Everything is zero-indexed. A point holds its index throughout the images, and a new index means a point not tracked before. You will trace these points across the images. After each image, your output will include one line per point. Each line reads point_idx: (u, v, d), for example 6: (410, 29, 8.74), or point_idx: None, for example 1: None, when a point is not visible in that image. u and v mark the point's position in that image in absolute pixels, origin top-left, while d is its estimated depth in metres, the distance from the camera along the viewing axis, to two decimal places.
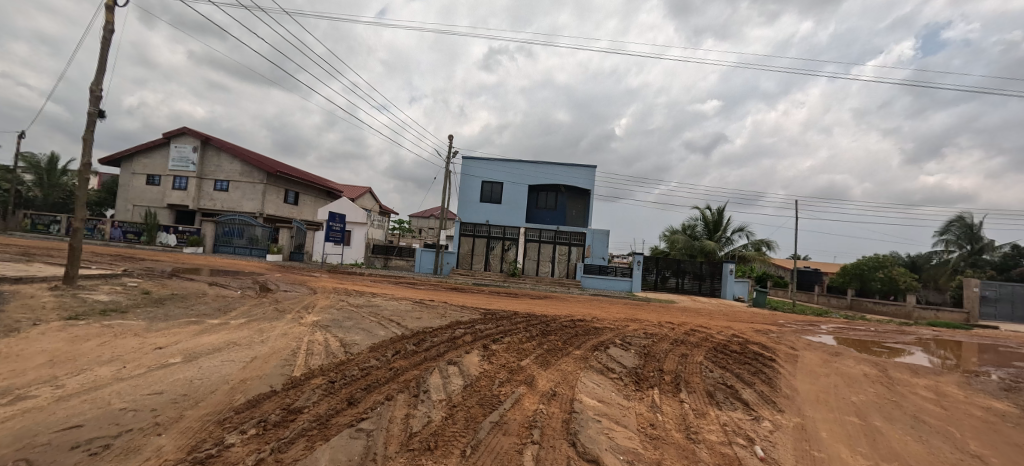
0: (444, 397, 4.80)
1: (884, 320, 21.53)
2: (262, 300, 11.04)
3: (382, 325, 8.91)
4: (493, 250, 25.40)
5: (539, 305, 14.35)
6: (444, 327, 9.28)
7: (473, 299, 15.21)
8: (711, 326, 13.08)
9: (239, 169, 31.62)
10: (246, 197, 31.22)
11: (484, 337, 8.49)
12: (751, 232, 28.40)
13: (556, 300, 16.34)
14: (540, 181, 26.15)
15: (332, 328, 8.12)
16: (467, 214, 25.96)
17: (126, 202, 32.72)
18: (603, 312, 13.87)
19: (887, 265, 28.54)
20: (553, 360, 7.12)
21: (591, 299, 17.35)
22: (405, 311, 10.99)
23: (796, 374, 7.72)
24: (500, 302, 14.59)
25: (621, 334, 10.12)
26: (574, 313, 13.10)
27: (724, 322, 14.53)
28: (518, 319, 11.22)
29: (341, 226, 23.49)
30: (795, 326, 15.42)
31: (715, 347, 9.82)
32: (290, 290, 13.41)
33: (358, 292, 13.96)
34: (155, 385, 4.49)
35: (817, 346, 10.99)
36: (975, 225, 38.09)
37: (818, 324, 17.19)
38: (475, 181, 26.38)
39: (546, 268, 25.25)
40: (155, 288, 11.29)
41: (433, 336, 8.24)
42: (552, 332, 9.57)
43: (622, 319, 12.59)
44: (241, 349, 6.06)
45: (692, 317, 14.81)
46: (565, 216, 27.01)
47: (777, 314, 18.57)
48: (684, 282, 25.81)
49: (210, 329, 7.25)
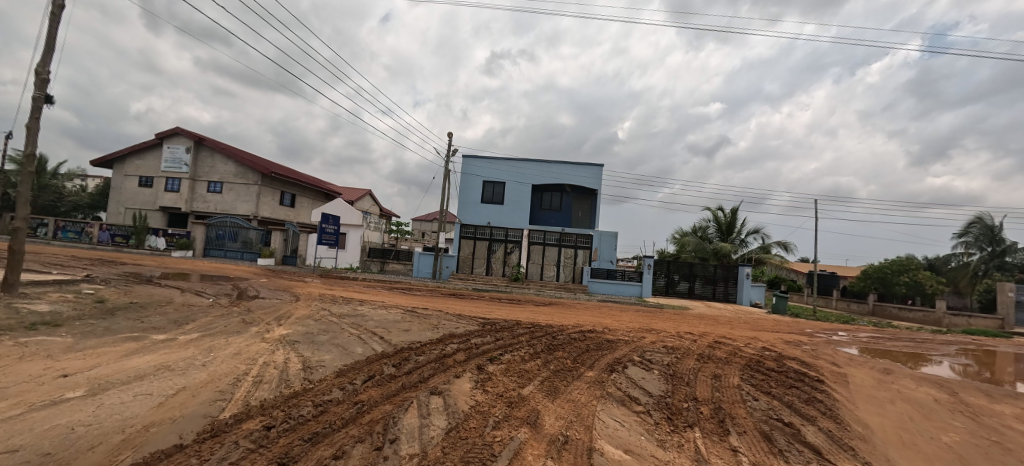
0: (417, 450, 3.55)
1: (915, 327, 20.00)
2: (233, 309, 9.78)
3: (363, 340, 7.65)
4: (495, 253, 24.08)
5: (544, 313, 13.06)
6: (434, 342, 7.98)
7: (471, 306, 13.89)
8: (738, 338, 11.71)
9: (233, 171, 30.58)
10: (240, 199, 30.17)
11: (481, 354, 7.19)
12: (766, 233, 26.98)
13: (562, 307, 14.99)
14: (544, 181, 24.89)
15: (300, 345, 6.85)
16: (468, 215, 24.76)
17: (118, 204, 31.75)
18: (616, 321, 12.52)
19: (912, 268, 26.99)
20: (562, 385, 5.84)
21: (601, 306, 16.00)
22: (393, 322, 9.70)
23: (856, 402, 6.38)
24: (501, 310, 13.28)
25: (640, 349, 8.80)
26: (584, 322, 11.78)
27: (749, 332, 13.14)
28: (520, 330, 9.92)
29: (335, 228, 22.33)
30: (825, 336, 14.02)
31: (749, 365, 8.47)
32: (269, 298, 12.18)
33: (346, 299, 12.72)
34: (15, 438, 3.27)
35: (862, 362, 9.63)
36: (997, 226, 36.41)
37: (848, 332, 15.76)
38: (476, 181, 25.18)
39: (550, 272, 23.91)
40: (114, 295, 10.05)
41: (419, 354, 6.96)
42: (561, 347, 8.27)
43: (638, 331, 11.25)
44: (169, 378, 4.81)
45: (713, 327, 13.43)
46: (570, 217, 25.74)
47: (803, 322, 17.13)
48: (697, 287, 24.41)
49: (148, 348, 6.02)
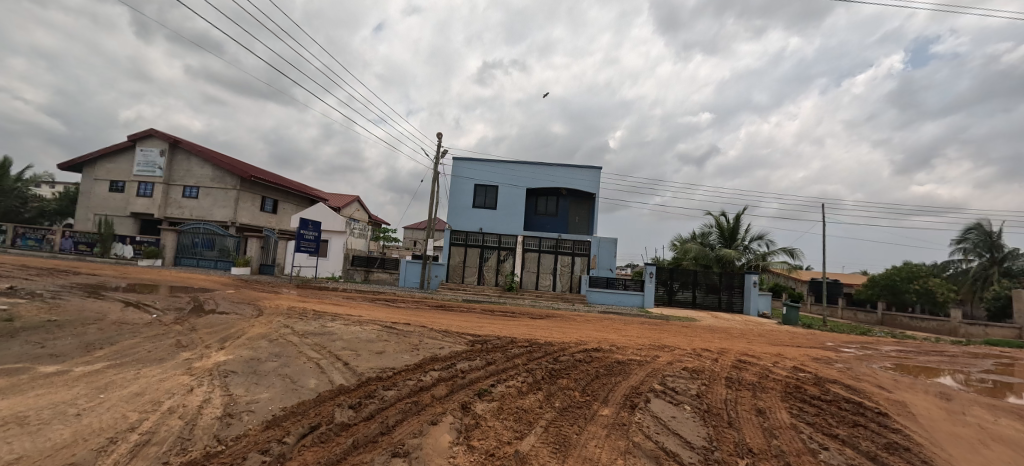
0: None
1: (933, 338, 18.87)
2: (176, 327, 8.24)
3: (321, 368, 6.13)
4: (488, 261, 22.74)
5: (542, 328, 11.61)
6: (412, 368, 6.50)
7: (460, 320, 12.39)
8: (763, 356, 10.32)
9: (210, 174, 28.94)
10: (217, 204, 28.52)
11: (468, 386, 5.72)
12: (771, 240, 25.79)
13: (562, 321, 13.53)
14: (539, 184, 23.57)
15: (235, 377, 5.34)
16: (459, 221, 23.31)
17: (87, 210, 29.95)
18: (622, 337, 11.13)
19: (922, 276, 25.90)
20: (574, 434, 4.41)
21: (603, 319, 14.55)
22: (365, 341, 8.19)
23: (945, 447, 5.05)
24: (492, 325, 11.82)
25: (659, 375, 7.38)
26: (587, 339, 10.36)
27: (770, 348, 11.79)
28: (516, 351, 8.45)
29: (315, 235, 20.77)
30: (853, 351, 12.73)
31: (789, 393, 7.08)
32: (228, 312, 10.61)
33: (317, 314, 11.17)
34: None
35: (914, 387, 8.33)
36: (995, 232, 35.70)
37: (873, 346, 14.50)
38: (468, 184, 23.73)
39: (546, 281, 22.56)
40: (31, 312, 8.41)
41: (389, 387, 5.48)
42: (566, 374, 6.82)
43: (649, 348, 9.86)
44: (9, 441, 3.33)
45: (730, 342, 12.07)
46: (567, 223, 24.39)
47: (820, 335, 15.86)
48: (701, 296, 23.10)
49: (22, 386, 4.52)
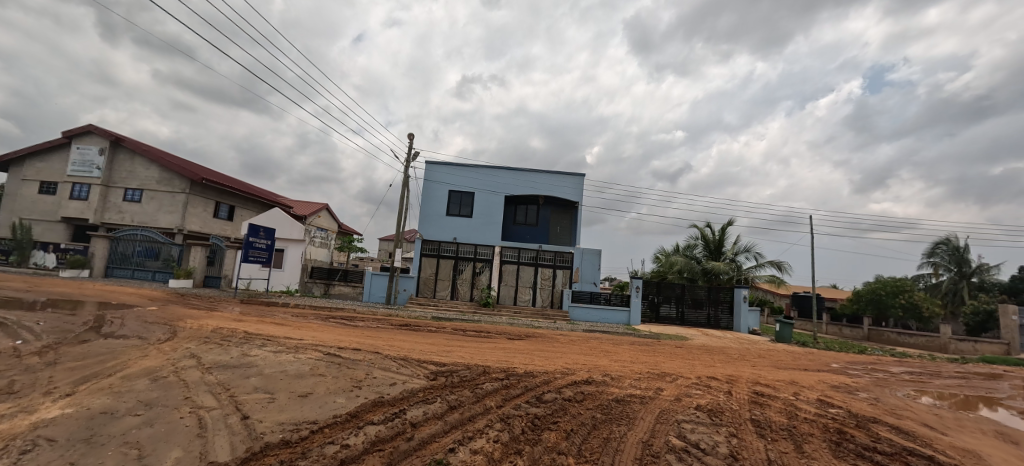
0: None
1: (929, 355, 17.99)
2: (31, 359, 6.16)
3: (200, 428, 4.23)
4: (462, 273, 20.94)
5: (522, 353, 9.82)
6: (341, 421, 4.66)
7: (424, 343, 10.46)
8: (778, 384, 8.82)
9: (156, 176, 26.27)
10: (163, 210, 25.83)
11: (414, 456, 3.92)
12: (759, 252, 24.84)
13: (543, 342, 11.78)
14: (518, 191, 21.96)
15: (40, 457, 3.41)
16: (431, 230, 21.42)
17: (11, 214, 26.74)
18: (614, 363, 9.50)
19: (907, 290, 25.32)
20: None
21: (590, 339, 12.91)
22: (291, 377, 6.28)
23: None
24: (463, 349, 9.93)
25: (672, 420, 5.73)
26: (576, 366, 8.66)
27: (780, 372, 10.34)
28: (488, 387, 6.67)
29: (267, 243, 18.49)
30: (866, 375, 11.43)
31: (837, 443, 5.53)
32: (130, 335, 8.50)
33: (246, 337, 9.10)
34: None
35: (968, 427, 6.92)
36: (964, 248, 35.99)
37: (882, 367, 13.27)
38: (442, 189, 21.85)
39: (525, 296, 20.87)
40: None
41: (293, 461, 3.64)
42: (553, 426, 5.09)
43: (648, 377, 8.26)
44: None
45: (735, 366, 10.59)
46: (548, 233, 22.84)
47: (822, 355, 14.61)
48: (688, 312, 21.80)
49: None
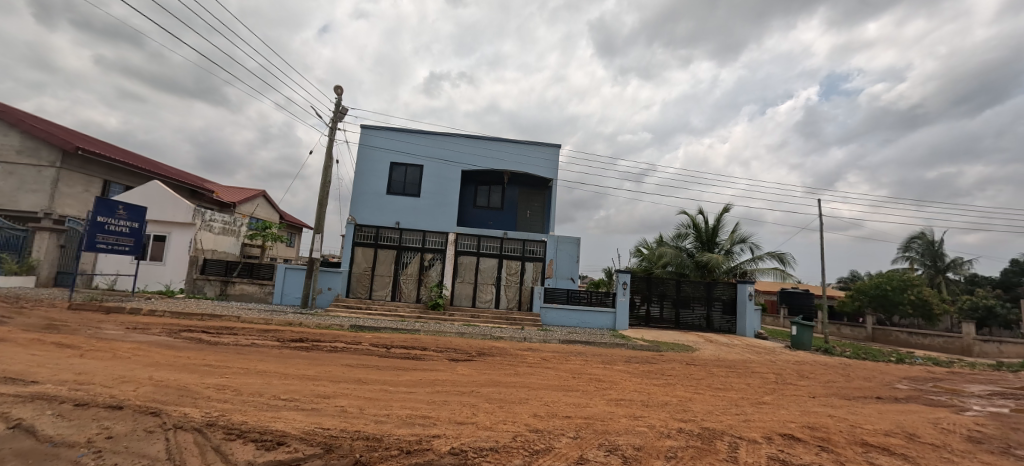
0: None
1: (971, 363, 14.99)
2: None
3: None
4: (407, 268, 16.63)
5: (456, 397, 5.61)
6: None
7: (292, 378, 6.11)
8: (907, 450, 5.02)
9: (17, 145, 20.46)
10: (25, 188, 20.13)
11: None
12: (756, 244, 21.58)
13: (501, 367, 7.66)
14: (477, 165, 17.73)
15: None
16: (367, 213, 16.93)
17: None
18: (618, 411, 5.47)
19: (915, 284, 22.68)
20: None
21: (571, 357, 9.00)
22: None
23: None
24: (357, 390, 5.68)
25: None
26: (554, 427, 4.62)
27: (870, 412, 6.65)
28: None
29: (133, 228, 13.57)
30: (968, 405, 7.93)
31: None
32: None
33: None
34: None
35: None
36: (938, 241, 34.33)
37: (959, 388, 9.89)
38: (382, 161, 17.38)
39: (486, 295, 16.78)
40: None
41: None
42: None
43: (690, 452, 4.29)
44: None
45: (796, 404, 6.79)
46: (515, 219, 18.80)
47: (870, 370, 11.17)
48: (682, 313, 18.29)
49: None
